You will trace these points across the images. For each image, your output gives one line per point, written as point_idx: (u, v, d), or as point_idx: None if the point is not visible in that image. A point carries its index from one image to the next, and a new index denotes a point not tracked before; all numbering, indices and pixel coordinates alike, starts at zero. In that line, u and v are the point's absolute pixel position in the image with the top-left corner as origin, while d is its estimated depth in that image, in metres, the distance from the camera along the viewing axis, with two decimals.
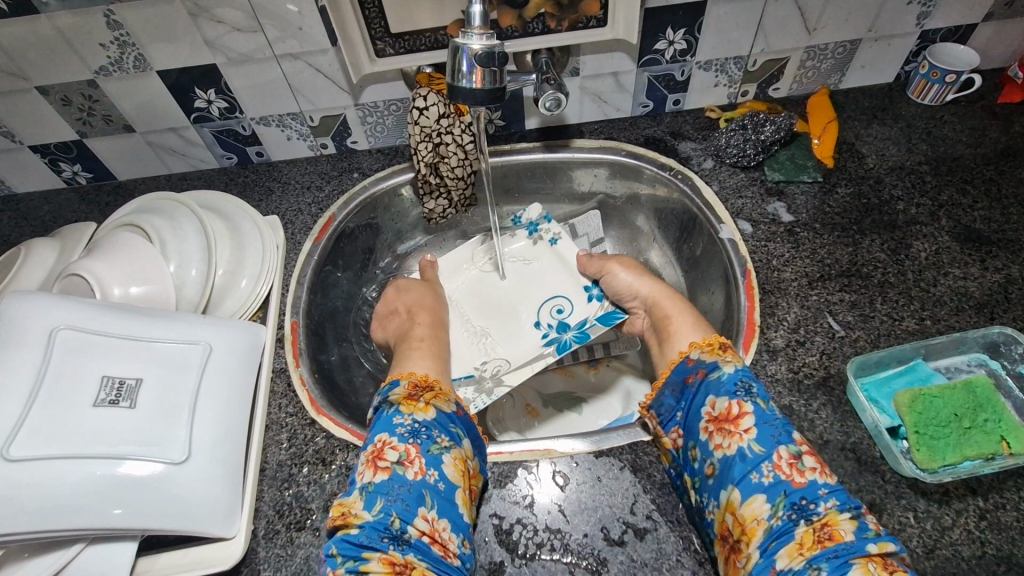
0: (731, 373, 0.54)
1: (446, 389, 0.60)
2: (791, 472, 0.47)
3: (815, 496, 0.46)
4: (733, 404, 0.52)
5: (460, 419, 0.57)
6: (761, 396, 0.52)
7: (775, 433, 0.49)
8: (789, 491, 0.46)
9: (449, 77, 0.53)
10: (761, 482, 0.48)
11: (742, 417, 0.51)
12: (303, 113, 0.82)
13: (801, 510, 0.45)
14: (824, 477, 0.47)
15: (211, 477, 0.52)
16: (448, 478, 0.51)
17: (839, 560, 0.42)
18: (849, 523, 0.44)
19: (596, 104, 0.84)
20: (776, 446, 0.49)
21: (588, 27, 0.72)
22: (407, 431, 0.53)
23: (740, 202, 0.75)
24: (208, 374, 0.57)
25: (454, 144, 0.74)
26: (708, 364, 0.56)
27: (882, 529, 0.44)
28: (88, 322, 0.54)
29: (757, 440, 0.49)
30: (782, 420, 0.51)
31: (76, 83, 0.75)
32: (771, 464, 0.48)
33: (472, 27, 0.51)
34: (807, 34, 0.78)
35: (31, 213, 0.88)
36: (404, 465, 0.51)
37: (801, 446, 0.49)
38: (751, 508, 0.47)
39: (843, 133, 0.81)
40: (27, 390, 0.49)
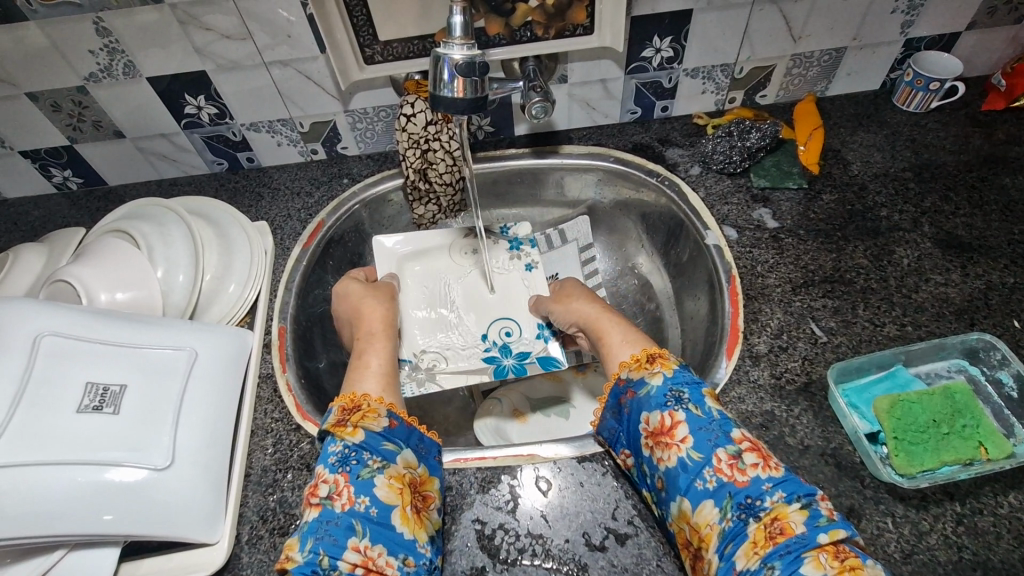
0: (660, 385, 0.53)
1: (376, 402, 0.56)
2: (733, 473, 0.47)
3: (760, 493, 0.46)
4: (665, 416, 0.52)
5: (396, 432, 0.55)
6: (692, 402, 0.52)
7: (711, 437, 0.49)
8: (734, 492, 0.46)
9: (432, 85, 0.53)
10: (706, 488, 0.47)
11: (676, 427, 0.50)
12: (293, 119, 0.82)
13: (749, 509, 0.45)
14: (767, 471, 0.47)
15: (194, 482, 0.53)
16: (380, 501, 0.50)
17: (790, 556, 0.42)
18: (799, 514, 0.44)
19: (585, 111, 0.85)
20: (713, 449, 0.49)
21: (574, 35, 0.73)
22: (338, 459, 0.51)
23: (725, 208, 0.75)
24: (193, 379, 0.57)
25: (442, 150, 0.75)
26: (635, 382, 0.55)
27: (835, 517, 0.45)
28: (73, 328, 0.55)
29: (694, 447, 0.49)
30: (718, 420, 0.50)
31: (67, 89, 0.75)
32: (713, 469, 0.48)
33: (452, 37, 0.50)
34: (792, 42, 0.78)
35: (22, 218, 0.88)
36: (333, 498, 0.49)
37: (740, 443, 0.49)
38: (702, 514, 0.47)
39: (829, 139, 0.82)
40: (10, 397, 0.49)
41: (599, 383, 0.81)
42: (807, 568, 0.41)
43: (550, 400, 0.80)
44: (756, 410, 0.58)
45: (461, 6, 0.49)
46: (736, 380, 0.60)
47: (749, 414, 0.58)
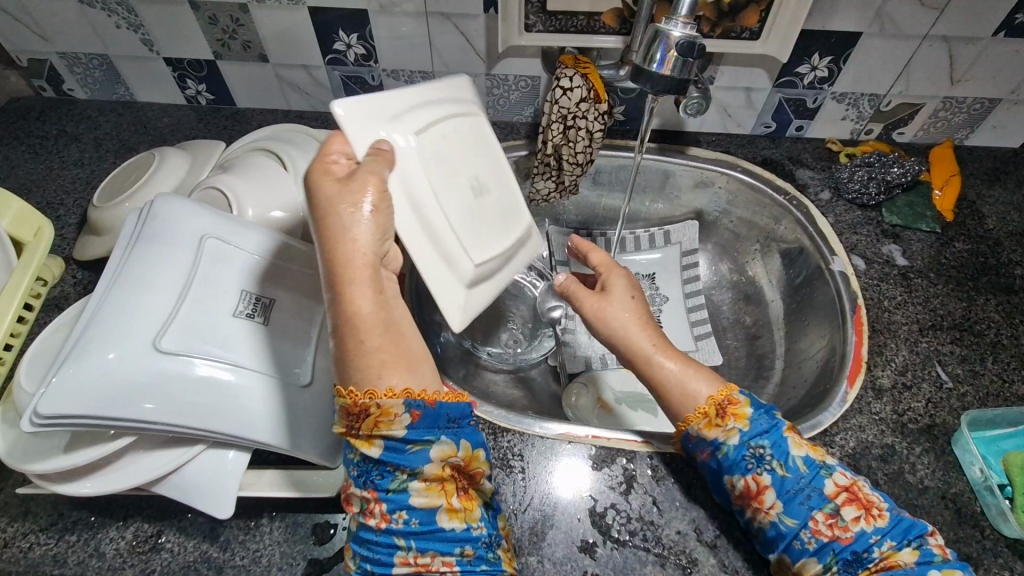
0: (737, 445, 0.50)
1: (384, 397, 0.43)
2: (833, 531, 0.47)
3: (865, 543, 0.46)
4: (749, 479, 0.49)
5: (420, 425, 0.45)
6: (777, 459, 0.49)
7: (803, 497, 0.48)
8: (839, 549, 0.46)
9: (641, 57, 0.54)
10: (806, 548, 0.47)
11: (764, 493, 0.48)
12: (434, 74, 0.83)
13: (856, 561, 0.46)
14: (870, 522, 0.47)
15: (326, 405, 0.54)
16: (419, 510, 0.45)
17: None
18: (910, 555, 0.45)
19: (720, 117, 0.84)
20: (809, 512, 0.47)
21: (739, 38, 0.72)
22: (359, 474, 0.45)
23: (854, 238, 0.75)
24: (330, 305, 0.58)
25: (585, 130, 0.74)
26: (710, 442, 0.51)
27: (948, 557, 0.46)
28: (233, 236, 0.56)
29: (786, 514, 0.48)
30: (807, 476, 0.48)
31: (229, 5, 0.76)
32: (811, 530, 0.47)
33: (677, 13, 0.50)
34: (949, 84, 0.77)
35: (151, 123, 0.90)
36: (367, 516, 0.45)
37: (835, 499, 0.48)
38: (804, 570, 0.47)
39: (964, 189, 0.80)
40: (178, 289, 0.50)
41: None
42: None
43: (636, 396, 0.79)
44: (876, 441, 0.58)
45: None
46: (856, 409, 0.60)
47: (868, 444, 0.58)
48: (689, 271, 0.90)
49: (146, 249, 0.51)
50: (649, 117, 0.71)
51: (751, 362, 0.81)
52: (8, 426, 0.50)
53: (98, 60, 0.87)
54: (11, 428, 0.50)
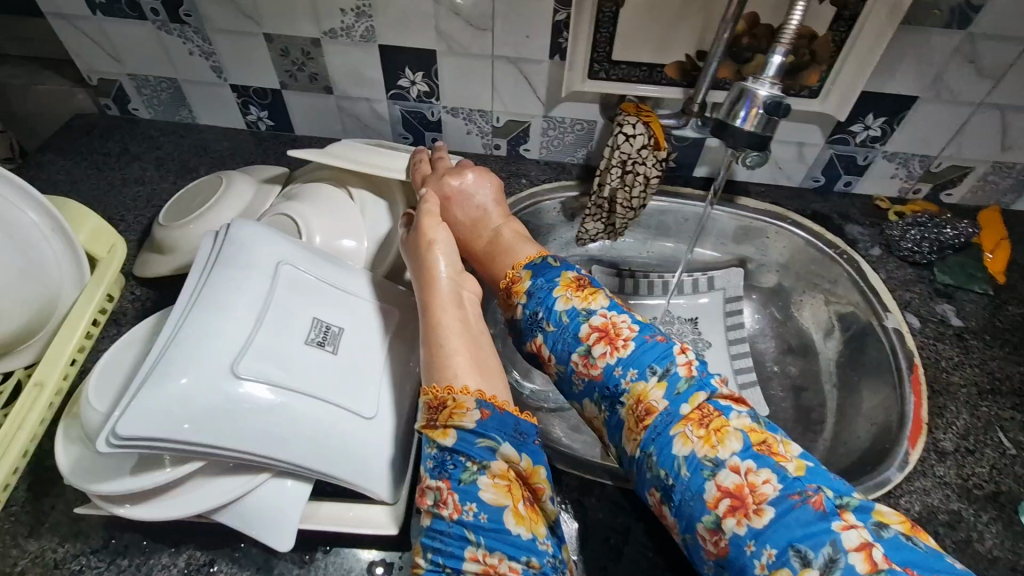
0: (524, 313, 0.60)
1: (462, 394, 0.51)
2: (588, 370, 0.55)
3: (614, 380, 0.53)
4: (535, 344, 0.59)
5: (489, 424, 0.50)
6: (546, 319, 0.58)
7: (564, 345, 0.56)
8: (596, 386, 0.54)
9: (724, 110, 0.59)
10: (581, 389, 0.56)
11: (543, 350, 0.58)
12: (492, 113, 0.85)
13: (614, 396, 0.53)
14: (612, 356, 0.54)
15: (390, 440, 0.53)
16: (488, 505, 0.47)
17: (662, 437, 0.49)
18: (657, 390, 0.51)
19: (769, 169, 0.86)
20: (569, 357, 0.56)
21: (798, 95, 0.74)
22: (434, 464, 0.49)
23: (907, 295, 0.75)
24: (395, 338, 0.59)
25: (642, 175, 0.76)
26: (512, 317, 0.62)
27: (693, 376, 0.52)
28: (305, 265, 0.57)
29: (558, 361, 0.57)
30: (568, 326, 0.56)
31: (302, 39, 0.79)
32: (574, 373, 0.56)
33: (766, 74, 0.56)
34: (1000, 150, 0.79)
35: (211, 145, 0.92)
36: (440, 507, 0.47)
37: (586, 341, 0.55)
38: (591, 411, 0.57)
39: (1014, 253, 0.81)
40: (255, 314, 0.51)
41: None
42: (676, 444, 0.48)
43: None
44: (942, 507, 0.57)
45: (785, 49, 0.54)
46: (920, 472, 0.59)
47: (934, 509, 0.57)
48: (733, 317, 0.89)
49: (225, 273, 0.52)
50: (724, 179, 0.75)
51: (797, 415, 0.80)
52: (71, 443, 0.51)
53: (166, 83, 0.90)
54: (74, 446, 0.50)
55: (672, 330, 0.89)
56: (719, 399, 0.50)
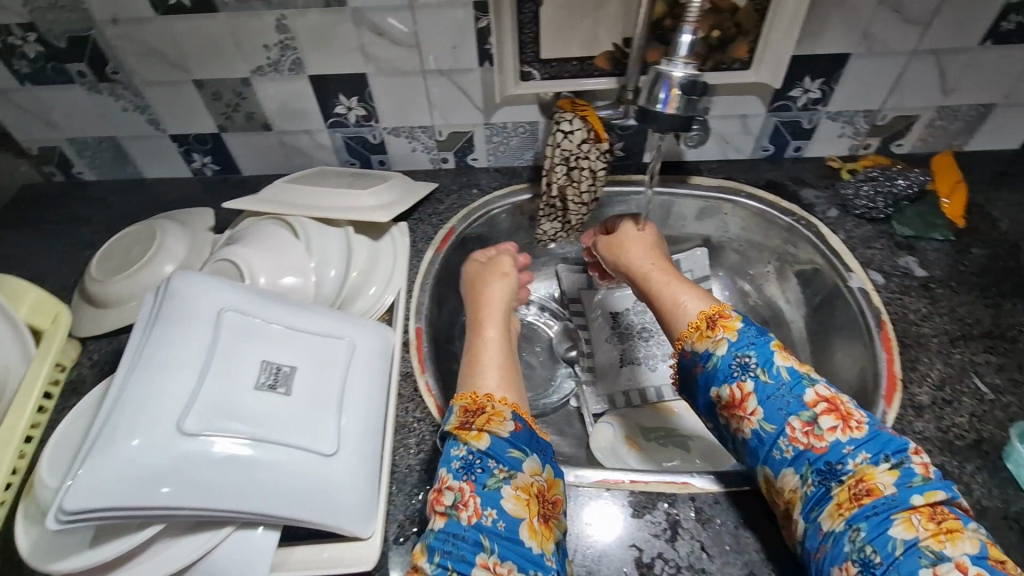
0: (724, 354, 0.55)
1: (498, 405, 0.56)
2: (809, 439, 0.49)
3: (841, 457, 0.48)
4: (734, 389, 0.54)
5: (520, 437, 0.54)
6: (760, 367, 0.53)
7: (782, 405, 0.51)
8: (813, 459, 0.49)
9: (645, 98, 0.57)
10: (783, 457, 0.50)
11: (747, 399, 0.53)
12: (434, 127, 0.85)
13: (831, 474, 0.48)
14: (846, 433, 0.49)
15: (356, 473, 0.52)
16: (506, 514, 0.49)
17: (879, 518, 0.45)
18: (888, 476, 0.46)
19: (718, 145, 0.86)
20: (788, 420, 0.51)
21: (730, 69, 0.74)
22: (462, 465, 0.51)
23: (869, 253, 0.74)
24: (351, 369, 0.58)
25: (588, 169, 0.75)
26: (700, 354, 0.57)
27: (931, 475, 0.47)
28: (250, 308, 0.56)
29: (766, 420, 0.52)
30: (788, 384, 0.52)
31: (232, 80, 0.79)
32: (788, 439, 0.50)
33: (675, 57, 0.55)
34: (941, 94, 0.78)
35: (160, 198, 0.91)
36: (459, 509, 0.49)
37: (814, 407, 0.50)
38: (785, 481, 0.50)
39: (972, 194, 0.80)
40: (198, 367, 0.50)
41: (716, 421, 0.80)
42: (896, 528, 0.44)
43: (664, 433, 0.78)
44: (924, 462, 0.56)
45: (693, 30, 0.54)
46: (899, 430, 0.58)
47: None
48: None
49: (166, 329, 0.51)
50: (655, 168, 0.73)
51: None
52: (26, 524, 0.49)
53: (105, 143, 0.89)
54: (30, 526, 0.49)
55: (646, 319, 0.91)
56: (958, 507, 0.45)
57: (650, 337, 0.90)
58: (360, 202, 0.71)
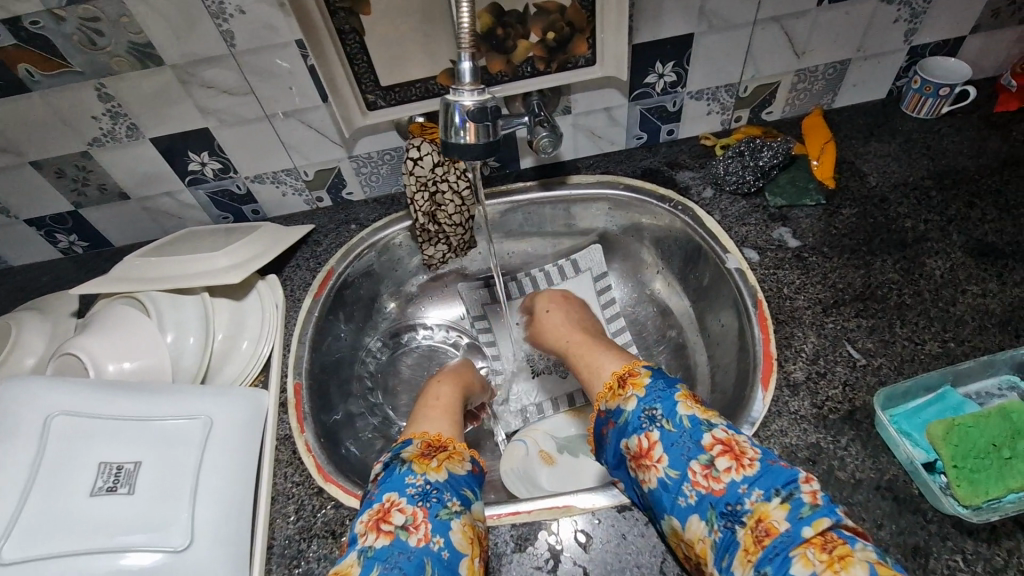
0: (634, 408, 0.53)
1: (460, 446, 0.58)
2: (709, 483, 0.46)
3: (737, 496, 0.44)
4: (641, 439, 0.51)
5: (470, 482, 0.55)
6: (666, 417, 0.50)
7: (684, 450, 0.48)
8: (715, 502, 0.45)
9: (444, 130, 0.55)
10: (689, 504, 0.46)
11: (653, 448, 0.49)
12: (297, 169, 0.82)
13: (732, 514, 0.44)
14: (741, 472, 0.45)
15: (215, 561, 0.49)
16: (453, 545, 0.47)
17: (779, 557, 0.40)
18: (780, 510, 0.42)
19: (591, 141, 0.84)
20: (687, 463, 0.47)
21: (577, 67, 0.72)
22: (418, 492, 0.50)
23: (744, 230, 0.73)
24: (209, 447, 0.55)
25: (450, 191, 0.74)
26: (613, 412, 0.55)
27: (820, 502, 0.42)
28: (84, 405, 0.53)
29: (670, 466, 0.48)
30: (689, 431, 0.49)
31: (70, 156, 0.75)
32: (691, 483, 0.46)
33: (461, 83, 0.53)
34: (796, 58, 0.77)
35: (31, 285, 0.87)
36: (409, 530, 0.47)
37: (711, 450, 0.47)
38: (692, 530, 0.45)
39: (841, 152, 0.80)
40: (20, 486, 0.47)
41: None
42: (796, 566, 0.39)
43: (577, 440, 0.77)
44: (801, 442, 0.55)
45: (470, 53, 0.51)
46: (776, 413, 0.57)
47: (794, 448, 0.55)
48: (606, 293, 0.89)
49: None
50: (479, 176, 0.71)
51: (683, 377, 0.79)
52: None
53: None
54: None
55: None
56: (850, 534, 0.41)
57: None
58: (213, 264, 0.69)
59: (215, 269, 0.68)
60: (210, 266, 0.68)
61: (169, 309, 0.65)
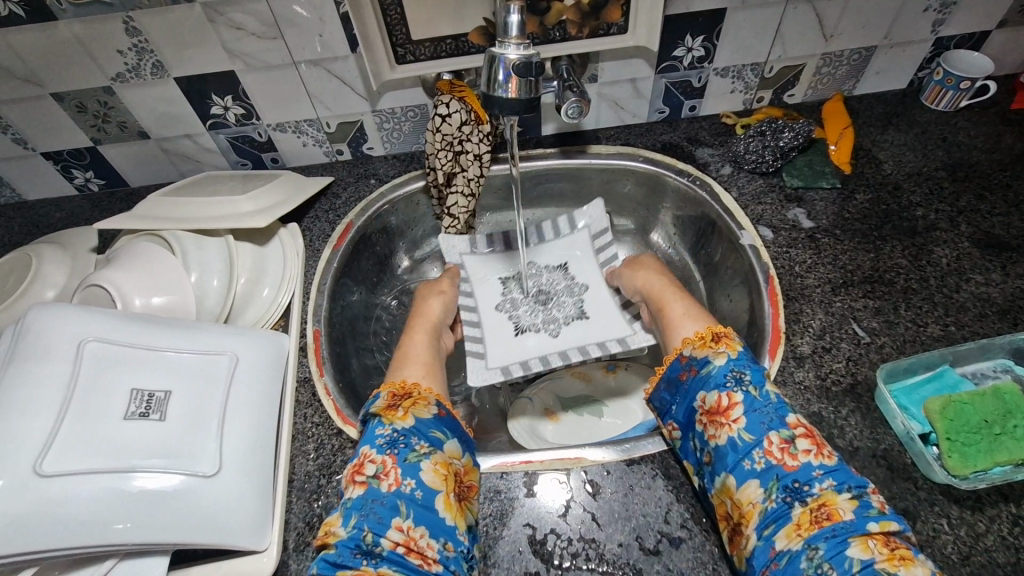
0: (722, 365, 0.54)
1: (425, 392, 0.57)
2: (782, 457, 0.47)
3: (809, 478, 0.46)
4: (722, 397, 0.52)
5: (444, 421, 0.55)
6: (753, 384, 0.52)
7: (765, 420, 0.50)
8: (782, 475, 0.47)
9: (485, 86, 0.56)
10: (753, 468, 0.48)
11: (732, 408, 0.51)
12: (320, 119, 0.81)
13: (796, 492, 0.46)
14: (819, 458, 0.47)
15: (242, 488, 0.52)
16: (425, 485, 0.49)
17: (837, 538, 0.42)
18: (848, 503, 0.44)
19: (613, 111, 0.85)
20: (767, 433, 0.49)
21: (608, 34, 0.72)
22: (387, 441, 0.51)
23: (760, 208, 0.75)
24: (235, 383, 0.57)
25: (475, 151, 0.74)
26: (697, 360, 0.56)
27: (885, 509, 0.45)
28: (115, 334, 0.54)
29: (746, 429, 0.49)
30: (774, 405, 0.51)
31: (92, 90, 0.74)
32: (763, 451, 0.48)
33: (507, 38, 0.54)
34: (824, 41, 0.78)
35: (44, 220, 0.87)
36: (381, 478, 0.49)
37: (794, 429, 0.49)
38: (746, 492, 0.47)
39: (859, 139, 0.81)
40: (57, 405, 0.48)
41: (630, 384, 0.80)
42: (853, 550, 0.41)
43: (581, 401, 0.79)
44: (803, 411, 0.58)
45: (518, 6, 0.53)
46: (781, 382, 0.60)
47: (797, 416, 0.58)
48: (607, 250, 0.84)
49: (19, 367, 0.49)
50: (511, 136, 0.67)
51: None
52: None
53: None
54: None
55: (542, 281, 0.83)
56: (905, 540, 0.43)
57: (549, 300, 0.81)
58: (237, 208, 0.70)
59: (239, 213, 0.69)
60: (234, 210, 0.69)
61: (194, 248, 0.66)
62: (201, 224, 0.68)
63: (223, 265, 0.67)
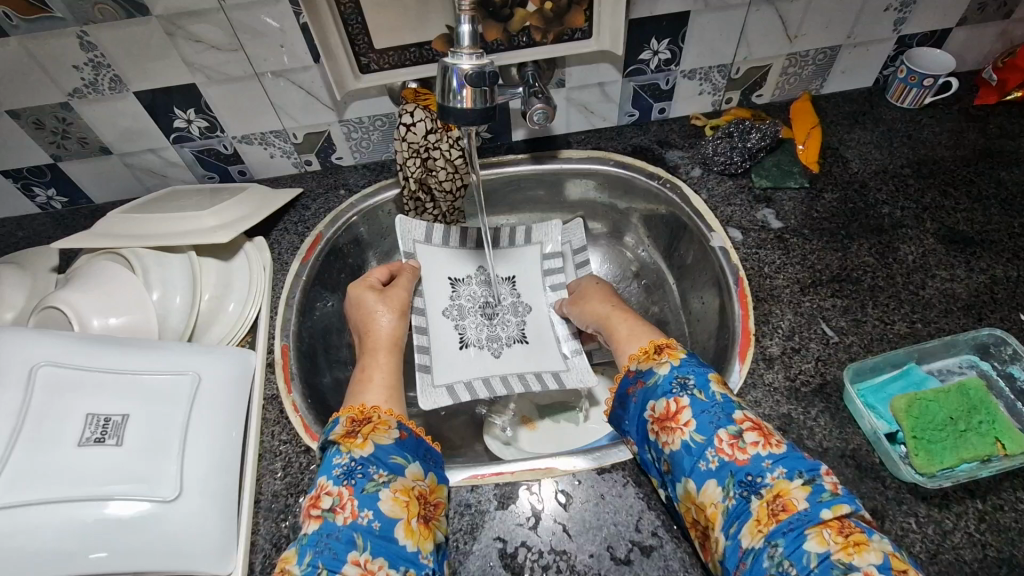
0: (666, 373, 0.54)
1: (385, 415, 0.56)
2: (733, 452, 0.47)
3: (760, 470, 0.45)
4: (670, 402, 0.52)
5: (405, 444, 0.54)
6: (698, 387, 0.52)
7: (714, 419, 0.49)
8: (736, 471, 0.46)
9: (440, 97, 0.56)
10: (709, 468, 0.47)
11: (681, 412, 0.50)
12: (287, 131, 0.80)
13: (750, 486, 0.45)
14: (768, 448, 0.47)
15: (205, 511, 0.51)
16: (384, 515, 0.47)
17: (794, 533, 0.42)
18: (801, 490, 0.44)
19: (583, 115, 0.84)
20: (715, 431, 0.48)
21: (573, 39, 0.72)
22: (343, 471, 0.50)
23: (729, 210, 0.75)
24: (198, 404, 0.55)
25: (442, 159, 0.74)
26: (645, 373, 0.56)
27: (840, 492, 0.44)
28: (71, 357, 0.53)
29: (697, 431, 0.49)
30: (721, 403, 0.50)
31: (49, 106, 0.72)
32: (715, 449, 0.48)
33: (461, 47, 0.54)
34: (788, 41, 0.78)
35: (6, 239, 0.85)
36: (336, 511, 0.47)
37: (741, 424, 0.49)
38: (706, 494, 0.46)
39: (827, 138, 0.82)
40: (8, 433, 0.47)
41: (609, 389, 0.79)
42: (810, 542, 0.41)
43: (558, 407, 0.79)
44: (773, 413, 0.58)
45: (469, 17, 0.52)
46: (751, 384, 0.60)
47: (767, 418, 0.58)
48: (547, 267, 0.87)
49: None
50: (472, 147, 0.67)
51: None
52: None
53: None
54: None
55: (490, 293, 0.84)
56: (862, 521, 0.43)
57: (494, 316, 0.83)
58: (200, 224, 0.68)
59: (202, 229, 0.68)
60: (196, 226, 0.68)
61: (155, 265, 0.65)
62: (161, 240, 0.66)
63: (185, 283, 0.66)
